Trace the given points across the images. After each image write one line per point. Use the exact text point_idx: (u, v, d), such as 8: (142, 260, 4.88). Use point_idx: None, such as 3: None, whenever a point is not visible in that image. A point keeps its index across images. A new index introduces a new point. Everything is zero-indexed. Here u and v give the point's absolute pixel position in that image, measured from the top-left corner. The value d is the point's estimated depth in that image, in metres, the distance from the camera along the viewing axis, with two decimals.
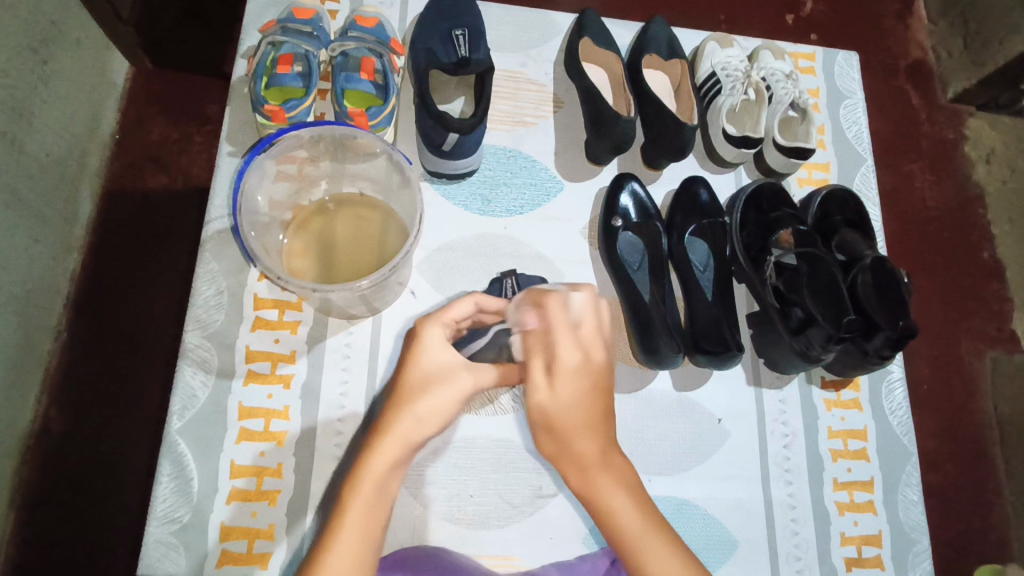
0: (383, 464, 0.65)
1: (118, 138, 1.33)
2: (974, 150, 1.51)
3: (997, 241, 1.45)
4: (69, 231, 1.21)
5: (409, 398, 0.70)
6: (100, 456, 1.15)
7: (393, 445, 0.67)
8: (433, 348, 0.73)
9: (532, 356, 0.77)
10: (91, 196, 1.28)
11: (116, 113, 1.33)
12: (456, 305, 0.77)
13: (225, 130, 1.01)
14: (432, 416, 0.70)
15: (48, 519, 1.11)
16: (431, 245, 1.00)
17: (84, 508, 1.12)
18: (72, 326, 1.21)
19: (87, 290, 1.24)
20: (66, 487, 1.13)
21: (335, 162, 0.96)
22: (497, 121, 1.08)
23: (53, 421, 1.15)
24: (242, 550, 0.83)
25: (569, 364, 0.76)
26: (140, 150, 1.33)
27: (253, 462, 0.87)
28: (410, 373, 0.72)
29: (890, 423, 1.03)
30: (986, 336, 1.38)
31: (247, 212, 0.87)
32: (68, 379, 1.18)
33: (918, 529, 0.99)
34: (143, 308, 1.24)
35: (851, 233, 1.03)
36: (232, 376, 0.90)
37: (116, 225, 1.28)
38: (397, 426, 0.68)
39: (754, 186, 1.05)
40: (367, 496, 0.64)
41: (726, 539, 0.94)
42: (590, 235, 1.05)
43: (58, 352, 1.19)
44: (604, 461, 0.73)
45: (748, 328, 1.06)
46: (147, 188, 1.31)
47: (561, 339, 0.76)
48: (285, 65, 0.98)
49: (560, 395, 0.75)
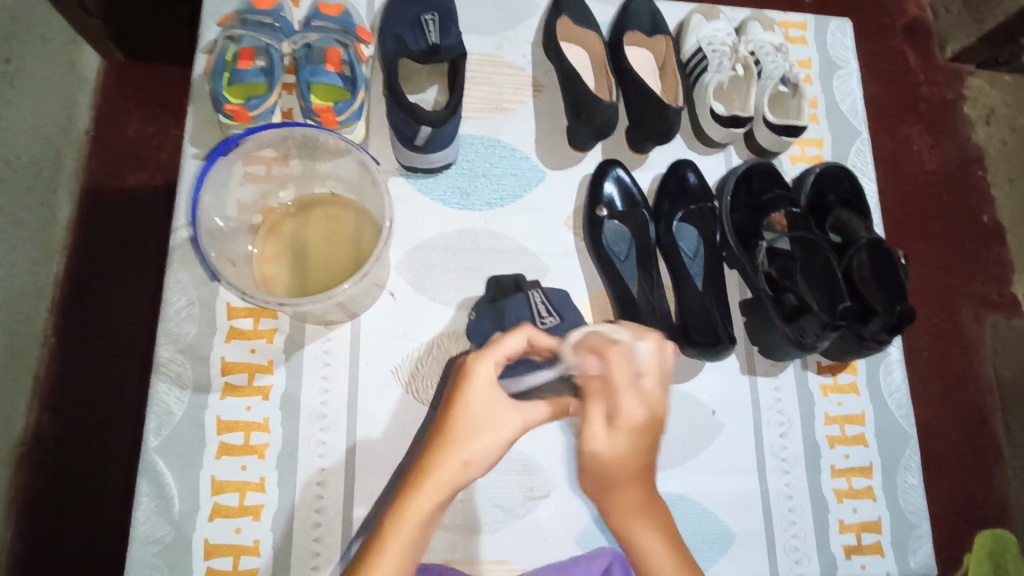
0: (424, 510, 0.64)
1: (93, 135, 1.28)
2: (975, 110, 1.46)
3: (997, 204, 1.40)
4: (48, 235, 1.17)
5: (455, 435, 0.66)
6: (97, 458, 1.13)
7: (430, 486, 0.64)
8: (479, 387, 0.68)
9: (591, 399, 0.74)
10: (70, 197, 1.23)
11: (89, 110, 1.28)
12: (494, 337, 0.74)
13: (189, 131, 0.96)
14: (480, 459, 0.67)
15: (46, 525, 1.09)
16: (410, 244, 0.96)
17: (82, 512, 1.11)
18: (60, 329, 1.18)
19: (72, 293, 1.20)
20: (64, 493, 1.11)
21: (305, 161, 0.92)
22: (473, 108, 1.03)
23: (47, 427, 1.13)
24: (227, 567, 0.81)
25: (632, 419, 0.72)
26: (115, 147, 1.28)
27: (234, 477, 0.84)
28: (459, 411, 0.67)
29: (888, 406, 1.00)
30: (987, 301, 1.34)
31: (206, 223, 0.84)
32: (58, 383, 1.15)
33: (917, 513, 0.97)
34: (126, 303, 1.21)
35: (846, 212, 0.98)
36: (209, 390, 0.87)
37: (96, 225, 1.24)
38: (442, 470, 0.65)
39: (745, 166, 1.01)
40: (406, 532, 0.63)
41: (721, 532, 0.92)
42: (574, 225, 1.01)
43: (47, 357, 1.16)
44: (647, 512, 0.74)
45: (741, 316, 1.02)
46: (125, 187, 1.26)
47: (624, 393, 0.72)
48: (247, 59, 0.93)
49: (617, 444, 0.73)
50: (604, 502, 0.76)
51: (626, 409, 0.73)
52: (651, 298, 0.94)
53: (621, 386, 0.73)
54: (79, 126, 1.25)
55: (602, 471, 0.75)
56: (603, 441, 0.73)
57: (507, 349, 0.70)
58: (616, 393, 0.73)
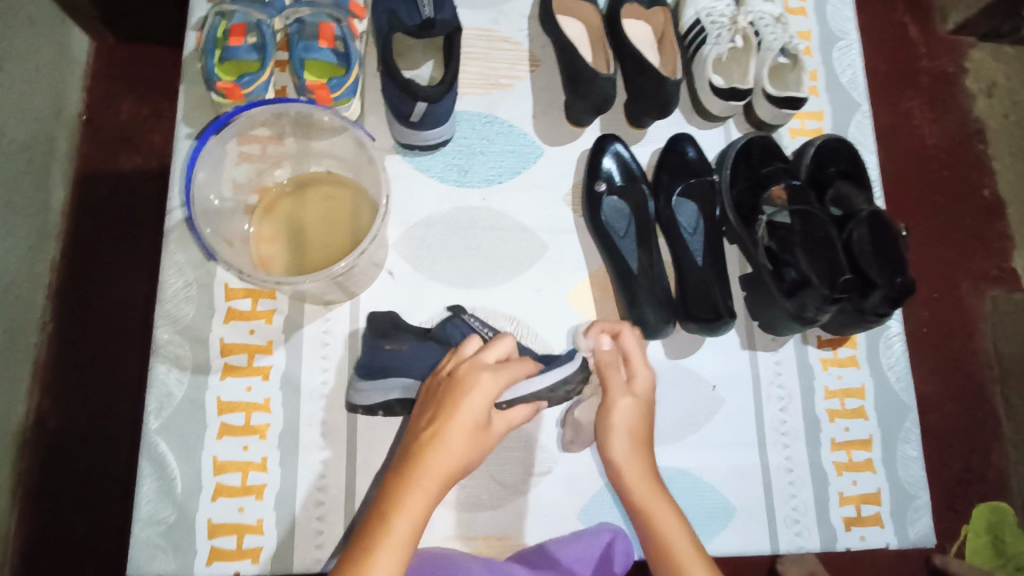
0: (422, 503, 0.64)
1: (85, 118, 1.26)
2: (976, 83, 1.44)
3: (997, 177, 1.39)
4: (43, 220, 1.16)
5: (451, 438, 0.67)
6: (100, 443, 1.13)
7: (427, 480, 0.65)
8: (478, 393, 0.69)
9: (609, 371, 0.84)
10: (64, 181, 1.22)
11: (81, 92, 1.26)
12: (496, 344, 0.74)
13: (181, 111, 0.95)
14: (467, 460, 0.68)
15: (51, 509, 1.10)
16: (408, 222, 0.96)
17: (87, 496, 1.11)
18: (59, 315, 1.18)
19: (69, 278, 1.19)
20: (67, 478, 1.11)
21: (300, 140, 0.92)
22: (470, 84, 1.02)
23: (48, 412, 1.13)
24: (231, 547, 0.82)
25: (646, 384, 0.83)
26: (109, 131, 1.27)
27: (236, 457, 0.84)
28: (460, 414, 0.68)
29: (888, 378, 1.00)
30: (986, 275, 1.33)
31: (200, 201, 0.82)
32: (59, 369, 1.15)
33: (917, 485, 0.97)
34: (123, 289, 1.20)
35: (846, 185, 0.97)
36: (209, 370, 0.87)
37: (92, 210, 1.23)
38: (438, 466, 0.65)
39: (744, 140, 1.00)
40: (407, 524, 0.62)
41: (722, 506, 0.93)
42: (573, 201, 1.00)
43: (46, 343, 1.16)
44: (661, 489, 0.78)
45: (740, 290, 1.02)
46: (120, 171, 1.25)
47: (639, 361, 0.84)
48: (237, 36, 0.91)
49: (639, 400, 0.82)
50: (627, 466, 0.79)
51: (642, 376, 0.83)
52: (651, 274, 0.93)
53: (634, 357, 0.84)
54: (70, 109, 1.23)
55: (632, 435, 0.81)
56: (631, 400, 0.81)
57: (516, 365, 0.73)
58: (632, 359, 0.84)
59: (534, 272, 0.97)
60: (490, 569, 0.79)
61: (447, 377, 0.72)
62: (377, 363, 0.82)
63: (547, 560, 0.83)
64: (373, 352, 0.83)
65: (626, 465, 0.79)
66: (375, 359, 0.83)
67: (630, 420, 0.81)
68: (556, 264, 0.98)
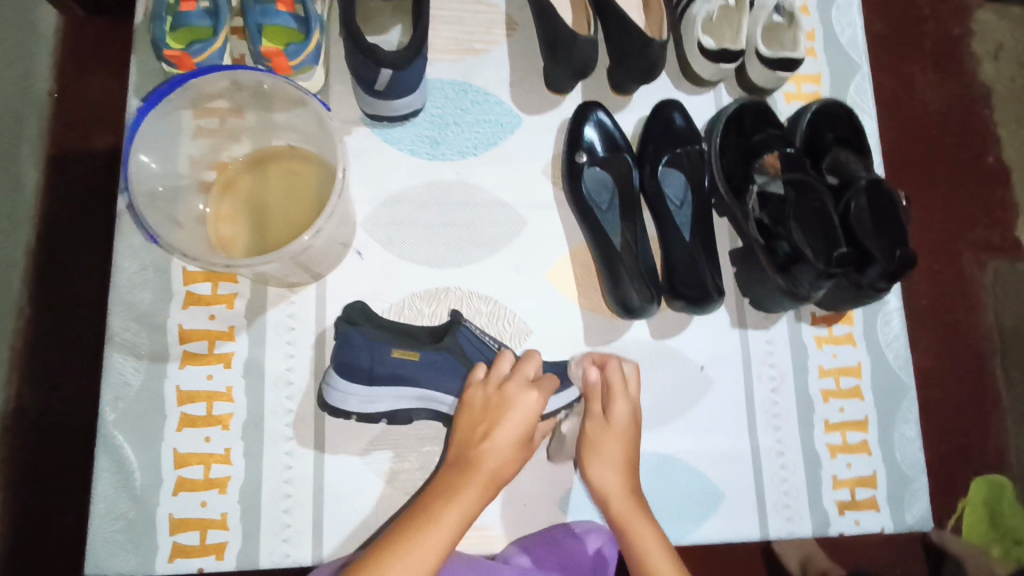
0: (466, 505, 0.65)
1: (57, 96, 1.10)
2: (982, 46, 1.34)
3: (1002, 143, 1.31)
4: (14, 202, 1.03)
5: (495, 445, 0.70)
6: (83, 437, 1.00)
7: (478, 478, 0.67)
8: (523, 405, 0.73)
9: (591, 403, 0.83)
10: (35, 160, 1.07)
11: (51, 67, 1.10)
12: (529, 361, 0.78)
13: (133, 83, 0.89)
14: (505, 471, 0.70)
15: (24, 514, 0.97)
16: (378, 199, 0.90)
17: (59, 498, 0.98)
18: (34, 300, 1.04)
19: (42, 259, 1.05)
20: (40, 481, 0.98)
21: (260, 112, 0.85)
22: (441, 50, 0.95)
23: (25, 400, 1.01)
24: (194, 542, 0.79)
25: (623, 418, 0.81)
26: (74, 99, 1.10)
27: (198, 449, 0.81)
28: (503, 426, 0.71)
29: (885, 356, 0.96)
30: (989, 246, 1.27)
31: (144, 184, 0.78)
32: (34, 353, 1.02)
33: (914, 466, 0.93)
34: (97, 272, 1.05)
35: (844, 152, 0.92)
36: (167, 359, 0.82)
37: (66, 194, 1.07)
38: (483, 470, 0.68)
39: (735, 106, 0.93)
40: (453, 522, 0.63)
41: (710, 492, 0.89)
42: (553, 173, 0.94)
43: (20, 332, 1.03)
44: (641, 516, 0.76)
45: (730, 266, 0.97)
46: (95, 152, 1.08)
47: (619, 396, 0.81)
48: (190, 2, 0.86)
49: (615, 436, 0.81)
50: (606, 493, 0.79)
51: (619, 411, 0.81)
52: (635, 250, 0.89)
53: (619, 392, 0.82)
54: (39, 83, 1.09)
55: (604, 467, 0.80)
56: (604, 432, 0.81)
57: (549, 381, 0.77)
58: (612, 394, 0.82)
59: (511, 250, 0.91)
60: (479, 572, 0.75)
61: (488, 390, 0.74)
62: (385, 371, 0.77)
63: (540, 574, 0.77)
64: (378, 356, 0.76)
65: (612, 493, 0.78)
66: (380, 367, 0.76)
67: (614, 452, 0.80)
68: (534, 241, 0.92)
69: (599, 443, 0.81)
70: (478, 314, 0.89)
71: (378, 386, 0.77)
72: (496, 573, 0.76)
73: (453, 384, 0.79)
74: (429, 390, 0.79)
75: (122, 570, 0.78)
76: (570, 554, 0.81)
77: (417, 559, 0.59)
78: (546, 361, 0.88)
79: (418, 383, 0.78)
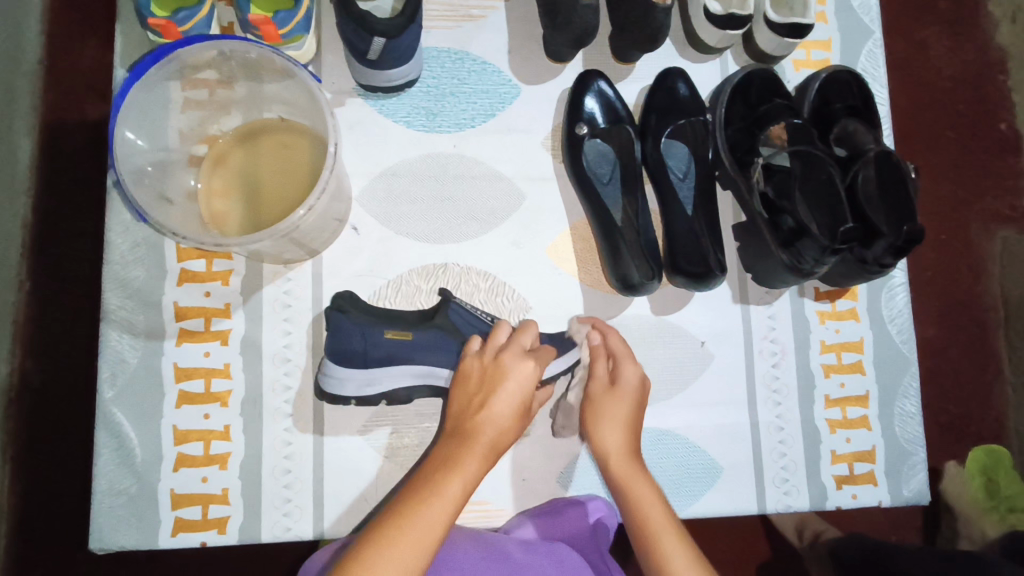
0: (467, 476, 0.64)
1: (46, 64, 1.06)
2: (999, 8, 1.28)
3: (1017, 110, 1.26)
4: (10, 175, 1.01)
5: (493, 414, 0.69)
6: (87, 408, 1.00)
7: (477, 448, 0.66)
8: (519, 372, 0.71)
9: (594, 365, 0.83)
10: (29, 131, 1.04)
11: (40, 34, 1.06)
12: (526, 331, 0.77)
13: (119, 52, 0.87)
14: (504, 441, 0.69)
15: (34, 485, 0.98)
16: (372, 174, 0.88)
17: (72, 468, 0.99)
18: (33, 272, 1.03)
19: (40, 232, 1.03)
20: (49, 451, 0.99)
21: (250, 83, 0.83)
22: (436, 16, 0.92)
23: (30, 372, 1.00)
24: (196, 517, 0.80)
25: (630, 382, 0.79)
26: (55, 64, 1.06)
27: (197, 425, 0.81)
28: (499, 396, 0.70)
29: (888, 331, 0.95)
30: (998, 216, 1.24)
31: (129, 161, 0.76)
32: (36, 325, 1.02)
33: (914, 441, 0.93)
34: (95, 242, 1.04)
35: (853, 123, 0.89)
36: (163, 336, 0.82)
37: (59, 164, 1.04)
38: (482, 440, 0.67)
39: (742, 75, 0.90)
40: (455, 492, 0.63)
41: (708, 466, 0.89)
42: (553, 145, 0.92)
43: (24, 303, 1.02)
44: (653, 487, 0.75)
45: (734, 241, 0.95)
46: (85, 121, 1.05)
47: (627, 361, 0.80)
48: None
49: (621, 397, 0.79)
50: (615, 453, 0.77)
51: (627, 372, 0.80)
52: (636, 225, 0.87)
53: (624, 356, 0.81)
54: (28, 53, 1.06)
55: (608, 425, 0.78)
56: (609, 395, 0.79)
57: (545, 352, 0.77)
58: (619, 358, 0.81)
59: (510, 225, 0.90)
60: (483, 549, 0.75)
61: (482, 360, 0.73)
62: (379, 353, 0.77)
63: (542, 542, 0.79)
64: (371, 340, 0.76)
65: (612, 453, 0.77)
66: (374, 350, 0.76)
67: (617, 412, 0.78)
68: (533, 214, 0.90)
69: (602, 403, 0.79)
70: (475, 291, 0.88)
71: (375, 369, 0.77)
72: (499, 548, 0.76)
73: (449, 359, 0.79)
74: (425, 368, 0.79)
75: (127, 543, 0.79)
76: (573, 523, 0.82)
77: (421, 532, 0.59)
78: (545, 332, 0.87)
79: (414, 362, 0.78)
